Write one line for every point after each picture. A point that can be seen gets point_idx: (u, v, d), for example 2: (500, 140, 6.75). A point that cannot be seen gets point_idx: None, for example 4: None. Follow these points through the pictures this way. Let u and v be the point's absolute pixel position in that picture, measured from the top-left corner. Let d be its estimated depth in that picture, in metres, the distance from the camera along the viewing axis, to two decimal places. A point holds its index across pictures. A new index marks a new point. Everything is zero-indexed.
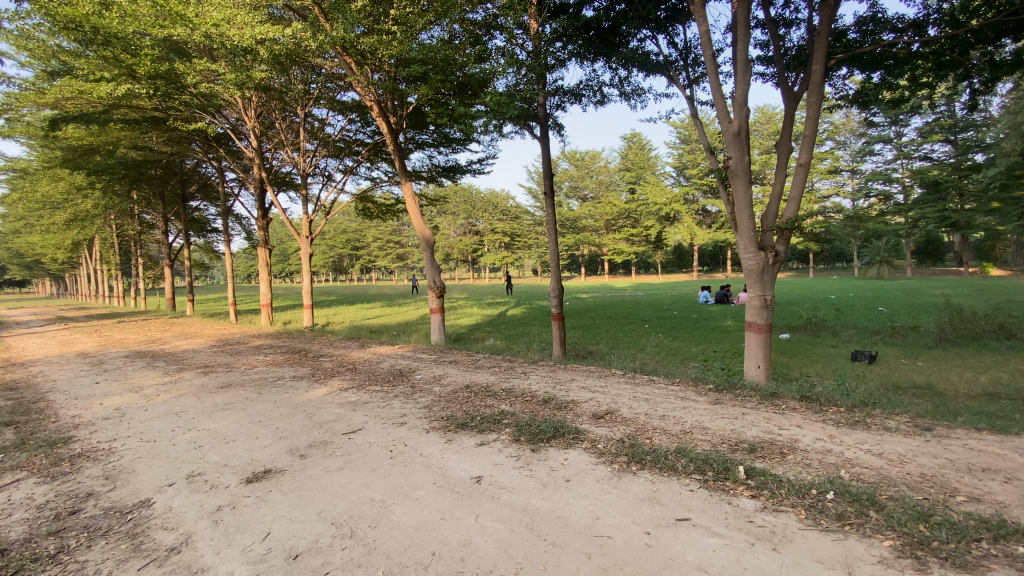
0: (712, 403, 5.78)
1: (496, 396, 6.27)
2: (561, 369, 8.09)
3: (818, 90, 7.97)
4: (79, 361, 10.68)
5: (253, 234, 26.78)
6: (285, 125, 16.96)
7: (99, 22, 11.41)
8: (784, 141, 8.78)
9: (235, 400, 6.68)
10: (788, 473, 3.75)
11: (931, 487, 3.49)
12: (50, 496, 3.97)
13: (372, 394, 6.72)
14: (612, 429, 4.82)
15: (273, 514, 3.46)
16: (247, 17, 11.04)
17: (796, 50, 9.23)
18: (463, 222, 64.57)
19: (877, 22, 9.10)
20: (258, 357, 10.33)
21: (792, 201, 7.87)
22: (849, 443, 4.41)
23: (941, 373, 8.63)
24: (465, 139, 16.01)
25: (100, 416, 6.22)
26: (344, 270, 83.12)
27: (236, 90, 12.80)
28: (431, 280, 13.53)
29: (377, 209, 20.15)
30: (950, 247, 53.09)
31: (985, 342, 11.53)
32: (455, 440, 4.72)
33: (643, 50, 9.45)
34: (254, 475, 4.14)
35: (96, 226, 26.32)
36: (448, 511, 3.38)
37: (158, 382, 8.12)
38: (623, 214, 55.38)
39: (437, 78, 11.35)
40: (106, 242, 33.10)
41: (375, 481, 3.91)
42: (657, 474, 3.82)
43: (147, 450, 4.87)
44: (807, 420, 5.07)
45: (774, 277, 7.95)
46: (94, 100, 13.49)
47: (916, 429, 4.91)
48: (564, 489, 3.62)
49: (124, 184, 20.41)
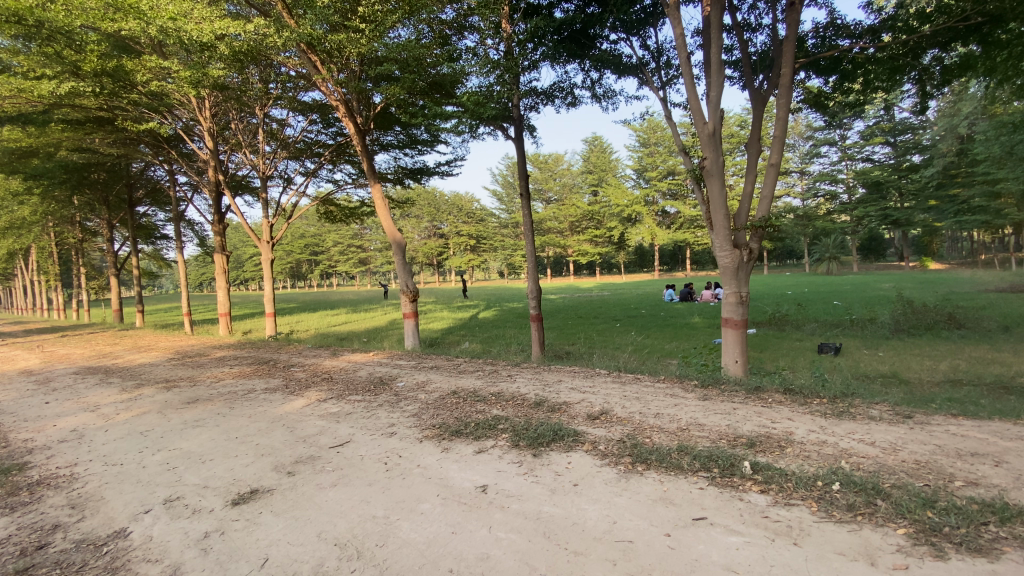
0: (701, 399, 5.82)
1: (485, 401, 6.12)
2: (546, 371, 8.02)
3: (788, 92, 8.17)
4: (23, 380, 9.84)
5: (207, 240, 25.57)
6: (242, 125, 16.29)
7: (44, 16, 10.63)
8: (753, 142, 8.99)
9: (206, 416, 6.27)
10: (792, 466, 3.78)
11: (929, 473, 3.62)
12: (12, 529, 3.59)
13: (354, 404, 6.44)
14: (610, 429, 4.77)
15: (268, 538, 3.22)
16: (205, 11, 10.48)
17: (761, 54, 9.56)
18: (427, 225, 63.90)
19: (836, 28, 9.51)
20: (224, 369, 9.82)
21: (764, 200, 8.03)
22: (841, 433, 4.52)
23: (903, 362, 9.09)
24: (431, 139, 15.81)
25: (56, 438, 5.72)
26: (303, 276, 80.81)
27: (191, 89, 12.08)
28: (403, 284, 13.20)
29: (341, 213, 19.60)
30: (890, 243, 56.37)
31: (937, 332, 12.24)
32: (452, 449, 4.56)
33: (616, 51, 9.59)
34: (239, 497, 3.86)
35: (33, 234, 24.52)
36: (458, 524, 3.24)
37: (116, 400, 7.54)
38: (586, 215, 56.18)
39: (407, 77, 11.05)
40: (42, 252, 30.90)
41: (375, 496, 3.71)
42: (665, 473, 3.78)
43: (115, 475, 4.48)
44: (795, 412, 5.17)
45: (749, 275, 8.13)
46: (35, 99, 12.61)
47: (898, 417, 5.09)
48: (574, 494, 3.54)
49: (65, 189, 19.09)
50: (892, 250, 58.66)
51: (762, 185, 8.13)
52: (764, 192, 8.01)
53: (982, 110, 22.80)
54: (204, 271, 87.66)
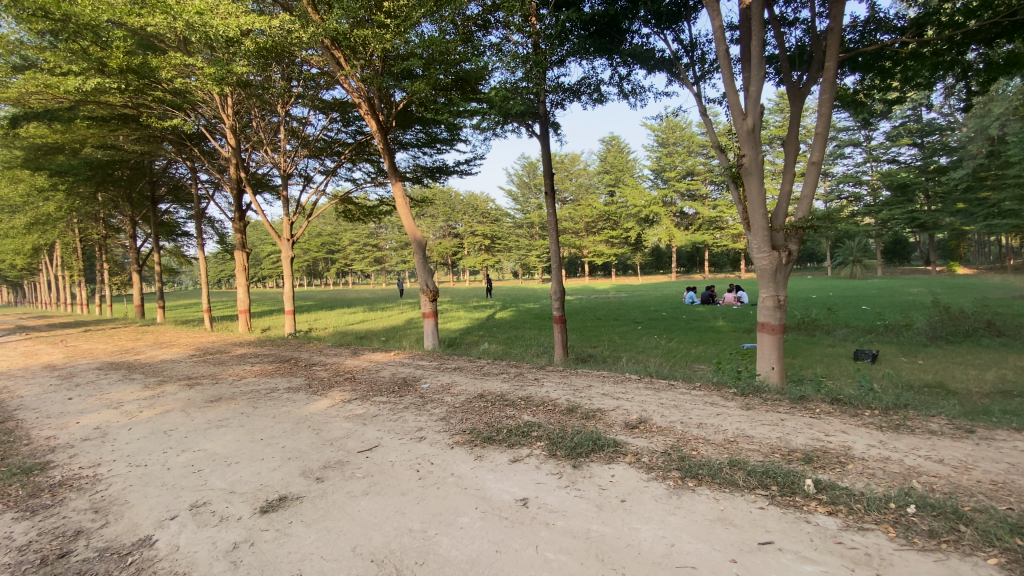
0: (744, 408, 5.52)
1: (515, 406, 5.90)
2: (574, 375, 7.75)
3: (832, 86, 7.80)
4: (46, 375, 9.86)
5: (227, 238, 25.69)
6: (263, 124, 16.19)
7: (71, 9, 10.67)
8: (791, 139, 8.63)
9: (230, 416, 6.14)
10: (858, 486, 3.49)
11: (1010, 495, 3.33)
12: (32, 535, 3.45)
13: (379, 406, 6.26)
14: (651, 439, 4.51)
15: (300, 552, 3.03)
16: (231, 6, 10.36)
17: (798, 48, 9.24)
18: (443, 225, 64.37)
19: (877, 23, 9.10)
20: (246, 367, 9.73)
21: (805, 199, 7.67)
22: (904, 449, 4.21)
23: (946, 371, 8.68)
24: (451, 138, 15.75)
25: (79, 437, 5.62)
26: (319, 274, 81.53)
27: (214, 86, 11.99)
28: (424, 283, 12.95)
29: (359, 212, 19.50)
30: (916, 247, 54.95)
31: (977, 339, 11.71)
32: (486, 457, 4.36)
33: (647, 46, 9.32)
34: (268, 505, 3.69)
35: (58, 230, 24.80)
36: (501, 541, 3.03)
37: (139, 398, 7.46)
38: (603, 216, 55.26)
39: (432, 72, 10.87)
40: (67, 248, 31.39)
41: (409, 507, 3.51)
42: (718, 490, 3.51)
43: (139, 477, 4.34)
44: (848, 424, 4.85)
45: (787, 277, 7.77)
46: (61, 95, 12.66)
47: (960, 432, 4.75)
48: (623, 511, 3.28)
49: (89, 186, 19.27)
50: (917, 254, 57.33)
51: (802, 184, 7.79)
52: (805, 191, 7.67)
53: (1017, 110, 22.08)
54: (223, 269, 89.10)
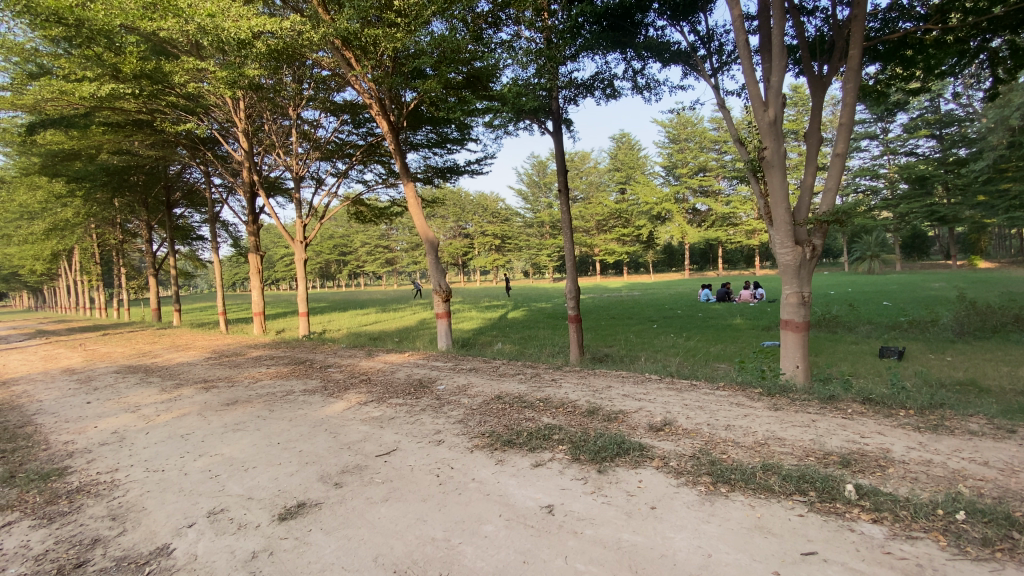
0: (772, 408, 5.35)
1: (534, 408, 5.77)
2: (593, 375, 7.61)
3: (857, 75, 7.53)
4: (65, 379, 9.90)
5: (242, 241, 25.91)
6: (275, 127, 16.21)
7: (83, 14, 10.75)
8: (813, 131, 8.39)
9: (246, 419, 6.09)
10: (901, 491, 3.31)
11: None
12: (49, 544, 3.40)
13: (396, 409, 6.16)
14: (678, 443, 4.36)
15: (321, 562, 2.93)
16: (242, 8, 10.34)
17: (818, 38, 9.01)
18: (453, 226, 64.35)
19: (900, 10, 8.81)
20: (263, 370, 9.72)
21: (829, 193, 7.44)
22: (945, 451, 4.01)
23: (978, 368, 8.36)
24: (461, 138, 15.66)
25: (97, 441, 5.60)
26: (332, 275, 82.10)
27: (226, 89, 11.98)
28: (438, 284, 12.84)
29: (371, 213, 19.47)
30: (934, 242, 53.76)
31: (1007, 334, 11.33)
32: (507, 461, 4.24)
33: (663, 38, 9.14)
34: (286, 512, 3.60)
35: (76, 236, 25.14)
36: (528, 551, 2.90)
37: (156, 401, 7.45)
38: (614, 214, 54.78)
39: (443, 72, 10.78)
40: (85, 253, 31.88)
41: (430, 514, 3.41)
42: (754, 497, 3.35)
43: (156, 483, 4.29)
44: (884, 425, 4.66)
45: (811, 273, 7.55)
46: (76, 102, 12.76)
47: (1002, 432, 4.52)
48: (654, 520, 3.14)
49: (106, 192, 19.47)
50: (936, 248, 56.14)
51: (826, 177, 7.56)
52: (828, 185, 7.45)
53: None
54: (237, 271, 90.60)
